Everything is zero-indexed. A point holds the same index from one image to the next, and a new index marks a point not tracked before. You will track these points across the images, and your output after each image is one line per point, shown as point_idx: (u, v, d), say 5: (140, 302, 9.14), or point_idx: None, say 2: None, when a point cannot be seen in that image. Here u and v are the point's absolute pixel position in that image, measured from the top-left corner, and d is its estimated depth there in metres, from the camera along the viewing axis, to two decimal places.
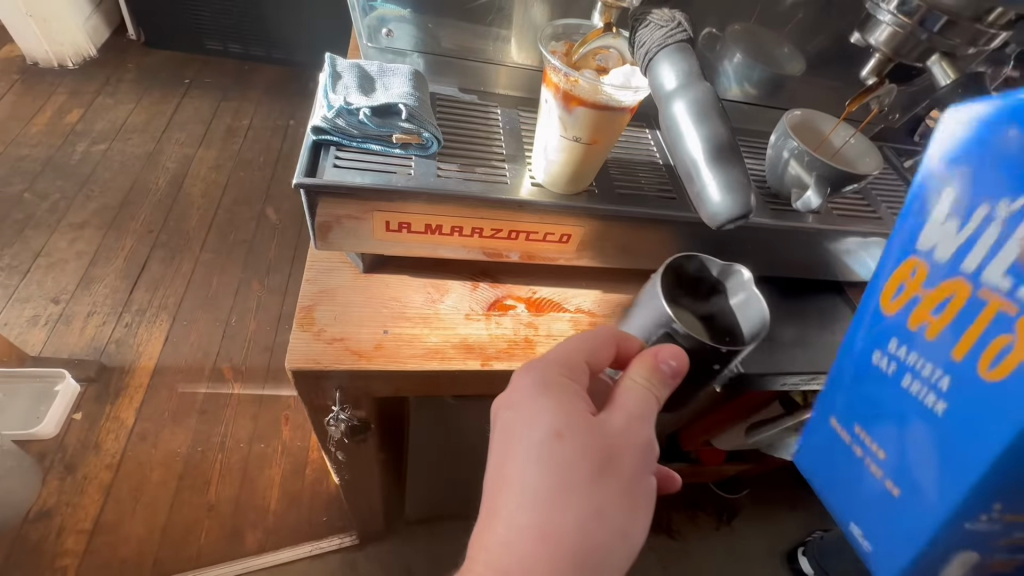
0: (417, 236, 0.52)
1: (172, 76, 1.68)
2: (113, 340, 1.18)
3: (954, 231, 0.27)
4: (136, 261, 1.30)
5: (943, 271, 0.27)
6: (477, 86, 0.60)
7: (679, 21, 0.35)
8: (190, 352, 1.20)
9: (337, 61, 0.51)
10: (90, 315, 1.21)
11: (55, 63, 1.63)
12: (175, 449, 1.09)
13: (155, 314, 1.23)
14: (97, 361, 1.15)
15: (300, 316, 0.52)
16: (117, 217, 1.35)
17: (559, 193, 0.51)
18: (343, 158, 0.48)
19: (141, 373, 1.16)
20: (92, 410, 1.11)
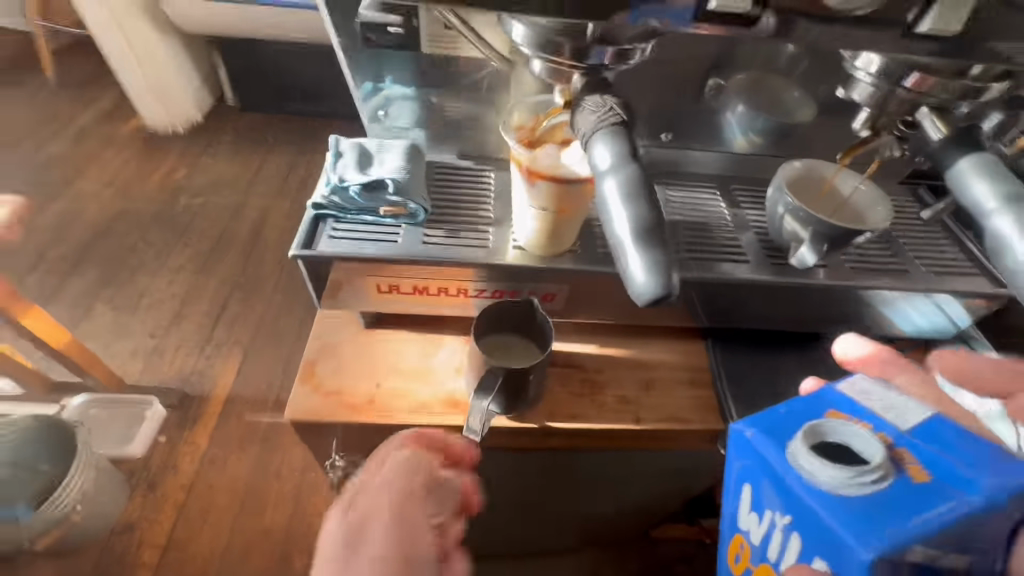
0: (409, 295, 0.56)
1: (257, 129, 1.77)
2: (195, 370, 1.30)
3: (756, 522, 0.42)
4: (217, 302, 1.37)
5: (759, 556, 0.42)
6: (474, 151, 0.64)
7: (611, 106, 0.37)
8: (254, 384, 1.29)
9: (342, 142, 0.58)
10: (178, 348, 1.30)
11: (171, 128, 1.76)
12: (238, 475, 1.21)
13: (229, 346, 1.33)
14: (180, 391, 1.26)
15: (303, 369, 0.57)
16: None
17: (540, 255, 0.53)
18: (339, 229, 0.53)
19: (215, 403, 1.28)
20: (173, 435, 1.23)
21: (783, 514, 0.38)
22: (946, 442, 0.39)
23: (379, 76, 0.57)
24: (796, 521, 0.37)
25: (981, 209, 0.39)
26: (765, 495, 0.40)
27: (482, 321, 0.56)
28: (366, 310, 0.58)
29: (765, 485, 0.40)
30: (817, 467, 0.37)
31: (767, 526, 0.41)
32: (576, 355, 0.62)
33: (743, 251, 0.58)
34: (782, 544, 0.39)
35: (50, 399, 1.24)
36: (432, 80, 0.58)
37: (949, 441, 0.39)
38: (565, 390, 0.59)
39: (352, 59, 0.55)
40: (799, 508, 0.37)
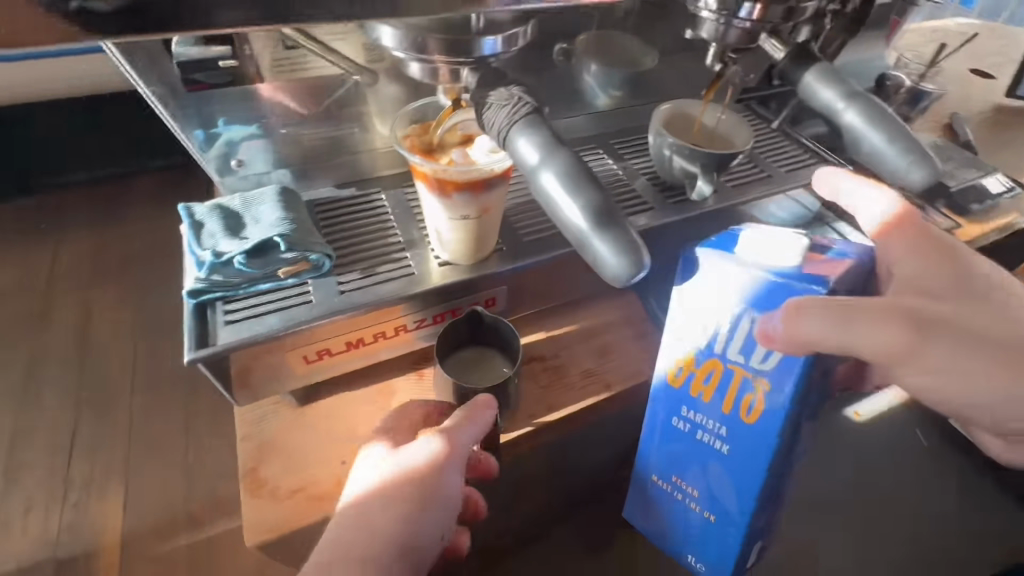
0: (343, 354, 0.50)
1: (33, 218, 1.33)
2: (67, 526, 0.98)
3: (704, 323, 0.41)
4: (66, 430, 1.07)
5: (705, 354, 0.41)
6: (354, 177, 0.57)
7: (519, 96, 0.34)
8: (155, 510, 1.00)
9: (194, 209, 0.48)
10: (34, 509, 0.99)
11: None
12: None
13: (104, 487, 1.02)
14: (57, 557, 0.95)
15: (244, 478, 0.48)
16: (30, 387, 1.11)
17: (467, 264, 0.50)
18: (236, 310, 0.44)
19: (110, 552, 0.96)
20: None
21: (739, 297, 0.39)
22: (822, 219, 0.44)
23: (209, 121, 0.47)
24: (751, 299, 0.38)
25: (833, 108, 0.46)
26: (755, 324, 0.38)
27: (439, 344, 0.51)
28: (290, 388, 0.51)
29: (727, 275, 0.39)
30: (782, 247, 0.38)
31: (743, 330, 0.39)
32: (531, 349, 0.60)
33: (642, 198, 0.61)
34: (746, 324, 0.39)
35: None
36: (286, 109, 0.50)
37: None
38: (535, 384, 0.58)
39: (174, 105, 0.45)
40: (762, 289, 0.38)
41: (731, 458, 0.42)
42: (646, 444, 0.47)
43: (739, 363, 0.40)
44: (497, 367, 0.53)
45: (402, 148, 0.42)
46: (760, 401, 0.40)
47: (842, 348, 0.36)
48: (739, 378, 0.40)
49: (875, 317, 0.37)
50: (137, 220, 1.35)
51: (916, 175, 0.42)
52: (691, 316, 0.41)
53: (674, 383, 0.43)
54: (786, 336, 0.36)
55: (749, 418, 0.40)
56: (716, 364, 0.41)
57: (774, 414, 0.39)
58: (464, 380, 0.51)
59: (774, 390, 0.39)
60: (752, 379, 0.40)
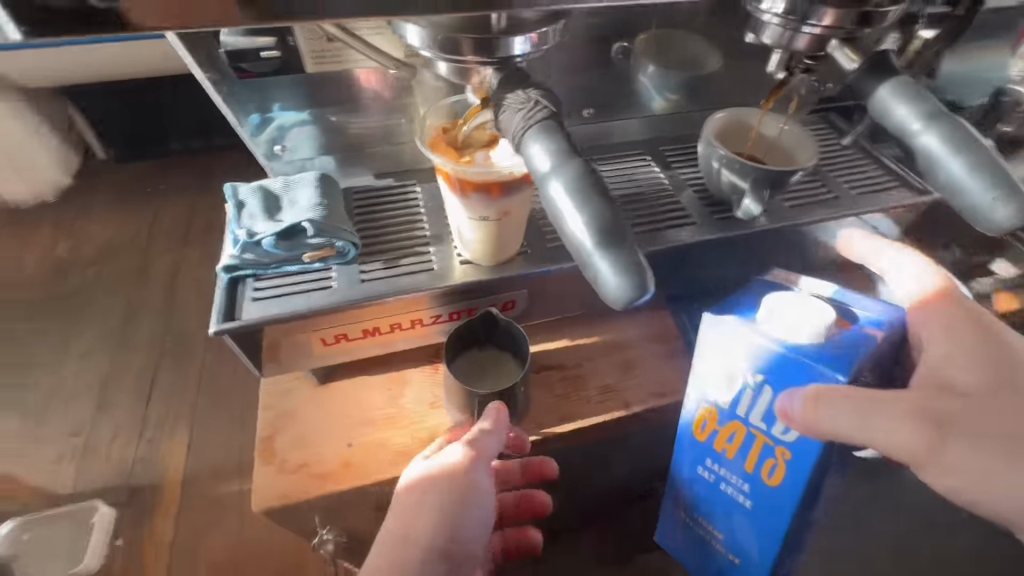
0: (360, 340, 0.51)
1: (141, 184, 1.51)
2: (137, 460, 1.11)
3: (725, 387, 0.42)
4: (145, 374, 1.21)
5: (727, 416, 0.43)
6: (393, 168, 0.58)
7: (536, 99, 0.33)
8: (213, 455, 1.12)
9: (239, 189, 0.51)
10: (112, 440, 1.13)
11: (33, 200, 1.32)
12: (218, 557, 1.03)
13: (170, 429, 1.14)
14: (127, 485, 1.08)
15: (260, 446, 0.51)
16: (122, 333, 1.26)
17: (488, 265, 0.50)
18: (263, 288, 0.47)
19: (171, 488, 1.09)
20: (132, 534, 1.04)
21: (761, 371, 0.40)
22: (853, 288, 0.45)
23: (262, 107, 0.50)
24: (771, 374, 0.40)
25: (908, 129, 0.40)
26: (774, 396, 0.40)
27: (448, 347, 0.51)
28: (310, 367, 0.53)
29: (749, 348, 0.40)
30: (808, 327, 0.38)
31: (763, 401, 0.40)
32: (551, 356, 0.59)
33: (686, 212, 0.57)
34: (766, 395, 0.40)
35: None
36: (331, 98, 0.51)
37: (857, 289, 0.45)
38: (548, 393, 0.56)
39: (227, 92, 0.48)
40: (782, 366, 0.39)
41: (754, 513, 0.43)
42: (671, 481, 0.49)
43: (761, 429, 0.41)
44: (507, 371, 0.52)
45: (424, 145, 0.42)
46: (782, 465, 0.40)
47: (859, 435, 0.37)
48: (761, 442, 0.41)
49: (891, 410, 0.38)
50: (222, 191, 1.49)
51: (1004, 213, 0.36)
52: (711, 378, 0.43)
53: (700, 436, 0.45)
54: (797, 421, 0.37)
55: (771, 479, 0.41)
56: (739, 427, 0.42)
57: (797, 479, 0.40)
58: (474, 386, 0.51)
59: (796, 456, 0.40)
60: (773, 444, 0.40)
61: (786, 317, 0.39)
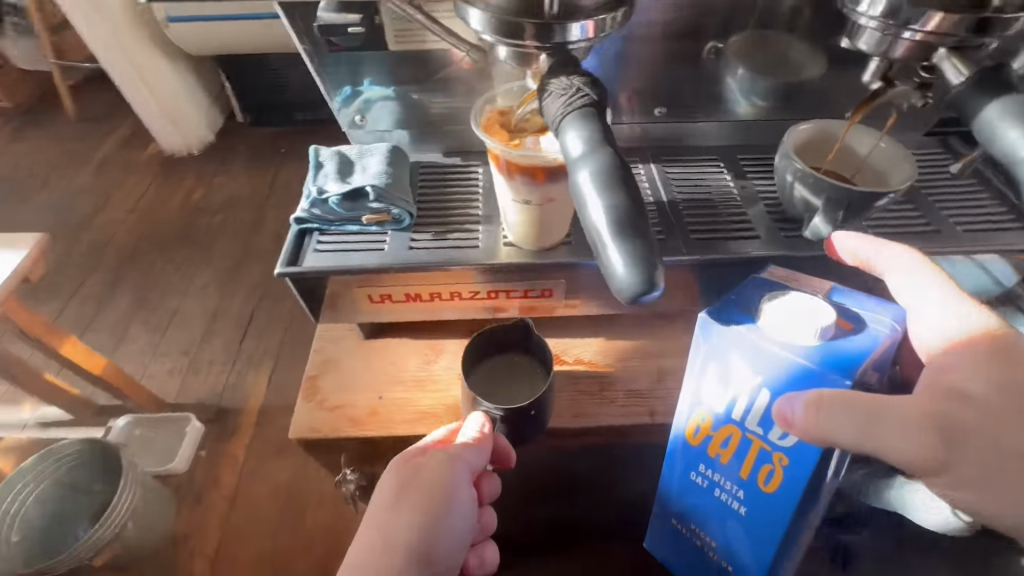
0: (405, 303, 0.55)
1: (268, 151, 1.75)
2: (228, 384, 1.28)
3: (718, 390, 0.42)
4: (245, 313, 1.40)
5: (722, 420, 0.42)
6: (461, 148, 0.61)
7: (578, 87, 0.33)
8: (289, 392, 1.27)
9: (321, 151, 0.57)
10: (212, 363, 1.32)
11: (185, 152, 1.75)
12: (276, 482, 1.15)
13: (255, 363, 1.31)
14: (217, 404, 1.25)
15: (307, 384, 0.57)
16: (234, 274, 1.46)
17: (531, 250, 0.51)
18: (325, 242, 0.52)
19: (251, 414, 1.24)
20: (214, 447, 1.20)
21: (759, 372, 0.39)
22: (862, 295, 0.42)
23: (354, 80, 0.55)
24: (770, 378, 0.39)
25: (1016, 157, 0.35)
26: (772, 400, 0.39)
27: (473, 351, 0.54)
28: (358, 321, 0.58)
29: (744, 347, 0.40)
30: (817, 326, 0.38)
31: (760, 404, 0.40)
32: (584, 351, 0.59)
33: (752, 225, 0.54)
34: (764, 397, 0.39)
35: (97, 421, 1.24)
36: (411, 76, 0.55)
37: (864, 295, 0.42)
38: (574, 387, 0.56)
39: (320, 63, 0.53)
40: (785, 370, 0.38)
41: (750, 520, 0.42)
42: (665, 484, 0.49)
43: (756, 434, 0.40)
44: (526, 387, 0.55)
45: (477, 127, 0.44)
46: (777, 473, 0.40)
47: (859, 445, 0.35)
48: (757, 448, 0.41)
49: (892, 414, 0.35)
50: None
51: None
52: (703, 379, 0.43)
53: (692, 440, 0.45)
54: (797, 426, 0.36)
55: (766, 487, 0.41)
56: (734, 431, 0.42)
57: (795, 486, 0.39)
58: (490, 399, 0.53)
59: (793, 463, 0.39)
60: (770, 451, 0.40)
61: (784, 317, 0.39)
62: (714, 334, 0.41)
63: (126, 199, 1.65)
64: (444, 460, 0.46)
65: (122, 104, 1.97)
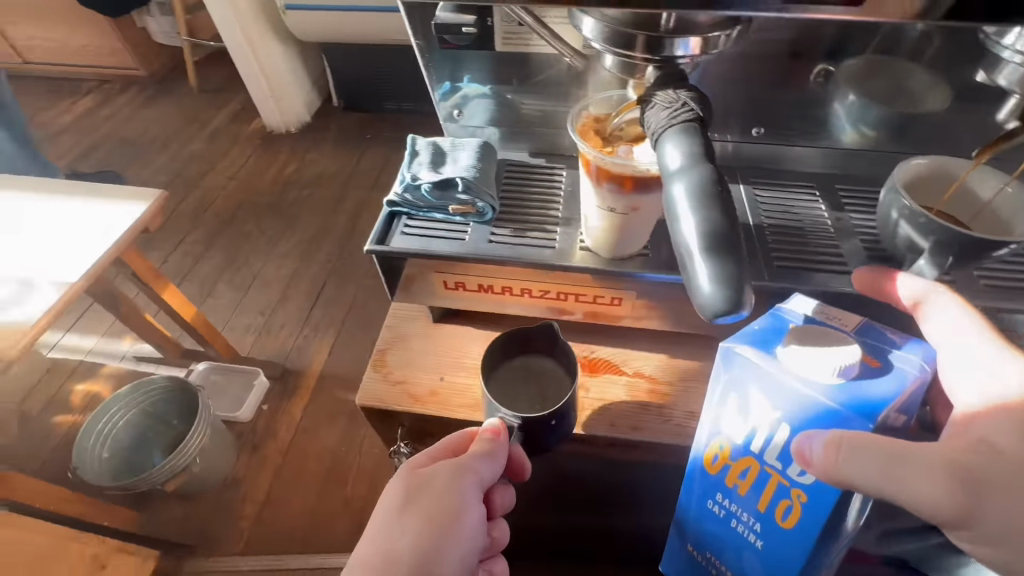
0: (477, 293, 0.57)
1: (356, 135, 1.87)
2: (295, 347, 1.38)
3: (738, 419, 0.40)
4: (317, 283, 1.50)
5: (741, 450, 0.41)
6: (548, 149, 0.63)
7: (684, 101, 0.34)
8: (347, 362, 1.35)
9: (417, 141, 0.60)
10: (283, 325, 1.42)
11: (283, 129, 1.90)
12: (326, 445, 1.23)
13: (321, 331, 1.40)
14: (283, 364, 1.35)
15: (376, 356, 0.60)
16: (312, 246, 1.58)
17: (607, 257, 0.51)
18: (411, 226, 0.55)
19: (311, 377, 1.33)
20: (276, 402, 1.30)
21: (779, 404, 0.38)
22: (895, 337, 0.40)
23: (456, 76, 0.58)
24: (790, 411, 0.37)
25: None
26: (791, 435, 0.37)
27: (494, 351, 0.54)
28: (430, 305, 0.61)
29: (764, 378, 0.38)
30: (839, 365, 0.37)
31: (780, 438, 0.38)
32: (644, 366, 0.59)
33: (844, 260, 0.51)
34: (784, 431, 0.38)
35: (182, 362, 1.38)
36: (510, 75, 0.57)
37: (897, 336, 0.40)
38: (631, 400, 0.56)
39: (427, 58, 0.56)
40: (805, 405, 0.37)
41: (767, 555, 0.40)
42: (681, 508, 0.47)
43: (776, 468, 0.39)
44: (545, 389, 0.55)
45: (573, 131, 0.45)
46: (796, 510, 0.38)
47: (878, 489, 0.34)
48: (776, 483, 0.39)
49: (915, 457, 0.34)
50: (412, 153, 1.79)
51: None
52: (724, 405, 0.41)
53: (710, 467, 0.43)
54: (815, 466, 0.34)
55: (784, 523, 0.39)
56: (753, 462, 0.40)
57: (813, 525, 0.37)
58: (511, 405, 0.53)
59: (813, 501, 0.37)
60: (789, 486, 0.38)
61: (805, 351, 0.38)
62: (734, 361, 0.40)
63: (228, 166, 1.81)
64: (451, 472, 0.45)
65: (235, 81, 2.17)
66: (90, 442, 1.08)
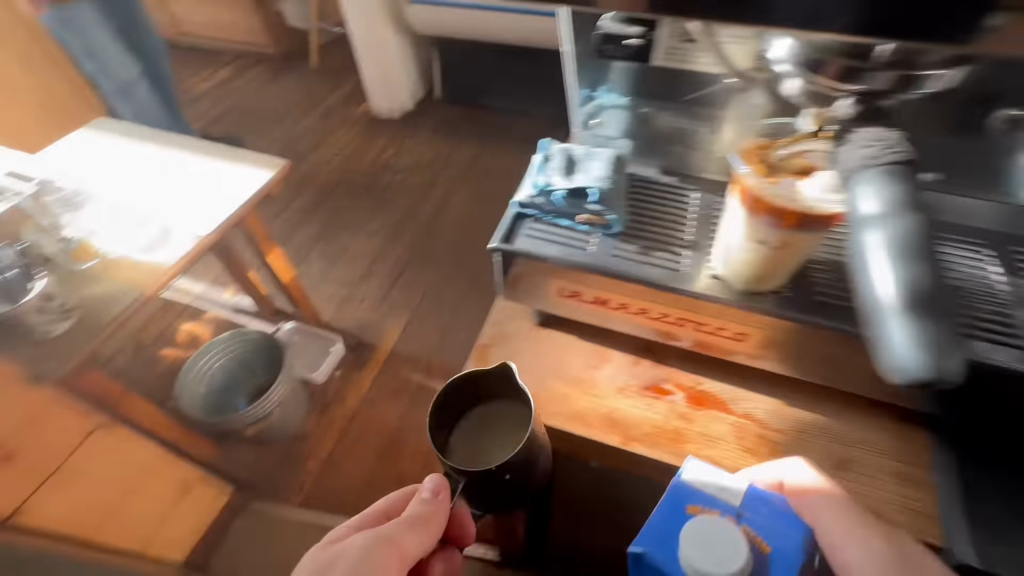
0: (590, 305, 0.57)
1: (452, 127, 1.93)
2: (371, 322, 1.46)
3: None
4: (398, 266, 1.57)
5: None
6: (678, 168, 0.60)
7: (889, 146, 0.33)
8: (417, 344, 1.41)
9: (552, 146, 0.61)
10: (363, 300, 1.50)
11: (387, 115, 1.99)
12: (389, 420, 1.28)
13: (398, 311, 1.47)
14: (358, 337, 1.42)
15: (478, 349, 0.62)
16: (399, 229, 1.65)
17: (739, 289, 0.49)
18: (537, 229, 0.55)
19: (382, 353, 1.40)
20: (349, 371, 1.37)
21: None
22: (774, 519, 0.47)
23: (600, 84, 0.58)
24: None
25: None
26: None
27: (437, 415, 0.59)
28: (539, 308, 0.61)
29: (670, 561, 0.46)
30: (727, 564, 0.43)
31: None
32: (753, 407, 0.55)
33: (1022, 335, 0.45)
34: None
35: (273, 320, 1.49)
36: (655, 89, 0.56)
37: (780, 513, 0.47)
38: (737, 442, 0.53)
39: (579, 63, 0.57)
40: None
41: None
42: None
43: None
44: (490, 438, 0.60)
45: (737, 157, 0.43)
46: None
47: None
48: None
49: None
50: (505, 152, 1.83)
51: None
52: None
53: None
54: None
55: None
56: None
57: None
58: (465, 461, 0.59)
59: None
60: None
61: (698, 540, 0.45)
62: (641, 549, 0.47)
63: (333, 145, 1.93)
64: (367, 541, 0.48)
65: (349, 66, 2.31)
66: (190, 376, 1.20)
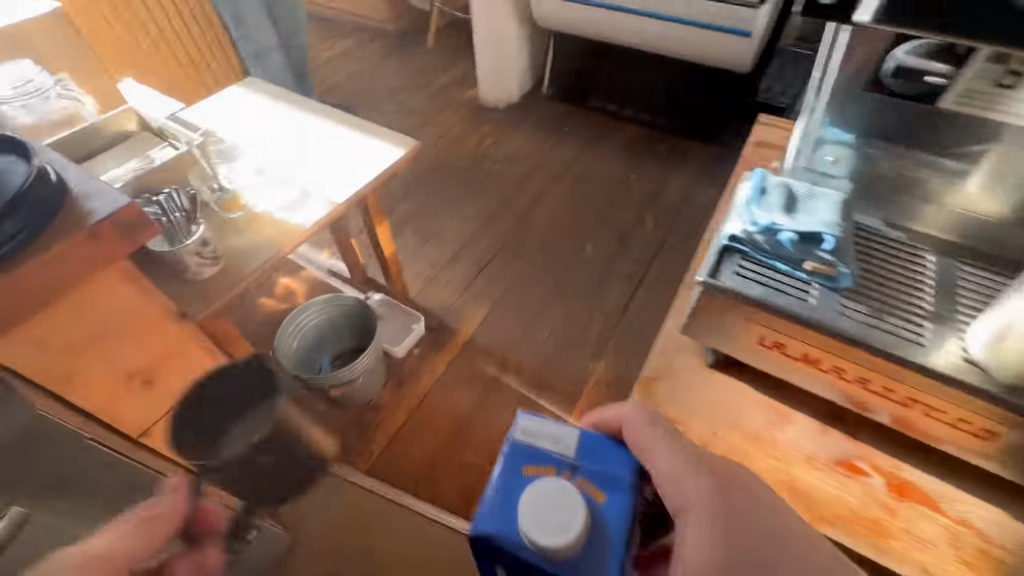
0: (790, 360, 0.51)
1: (554, 125, 1.90)
2: (453, 306, 1.45)
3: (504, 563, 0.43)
4: (484, 256, 1.55)
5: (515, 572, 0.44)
6: (900, 220, 0.59)
7: None
8: (495, 336, 1.38)
9: (770, 177, 0.60)
10: (447, 284, 1.50)
11: (493, 104, 1.99)
12: (457, 409, 1.26)
13: (480, 300, 1.45)
14: (439, 318, 1.42)
15: (644, 381, 0.58)
16: (490, 218, 1.64)
17: (1002, 382, 0.43)
18: (746, 267, 0.51)
19: (458, 339, 1.37)
20: (426, 350, 1.35)
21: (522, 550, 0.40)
22: (598, 462, 0.44)
23: (846, 122, 0.63)
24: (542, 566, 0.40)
25: None
26: None
27: None
28: (720, 349, 0.55)
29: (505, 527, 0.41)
30: (557, 533, 0.39)
31: None
32: (971, 513, 0.48)
33: None
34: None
35: (362, 287, 1.51)
36: (907, 132, 0.59)
37: (596, 455, 0.45)
38: (954, 549, 0.46)
39: (836, 94, 0.62)
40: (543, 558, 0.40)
41: None
42: None
43: None
44: None
45: None
46: None
47: None
48: None
49: None
50: (610, 156, 1.78)
51: None
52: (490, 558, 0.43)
53: None
54: None
55: None
56: None
57: None
58: None
59: None
60: None
61: (534, 517, 0.40)
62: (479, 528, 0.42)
63: (436, 127, 1.95)
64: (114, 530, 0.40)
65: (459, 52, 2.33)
66: (287, 330, 1.19)
